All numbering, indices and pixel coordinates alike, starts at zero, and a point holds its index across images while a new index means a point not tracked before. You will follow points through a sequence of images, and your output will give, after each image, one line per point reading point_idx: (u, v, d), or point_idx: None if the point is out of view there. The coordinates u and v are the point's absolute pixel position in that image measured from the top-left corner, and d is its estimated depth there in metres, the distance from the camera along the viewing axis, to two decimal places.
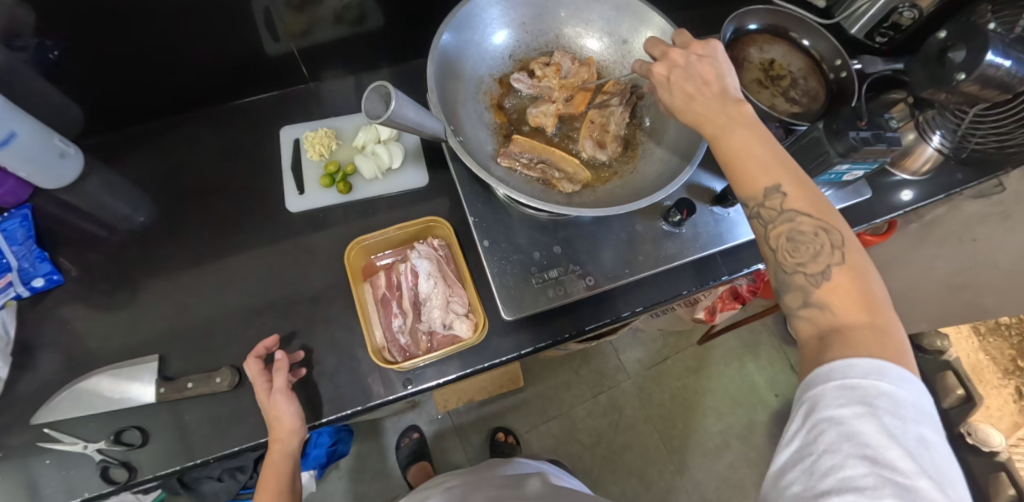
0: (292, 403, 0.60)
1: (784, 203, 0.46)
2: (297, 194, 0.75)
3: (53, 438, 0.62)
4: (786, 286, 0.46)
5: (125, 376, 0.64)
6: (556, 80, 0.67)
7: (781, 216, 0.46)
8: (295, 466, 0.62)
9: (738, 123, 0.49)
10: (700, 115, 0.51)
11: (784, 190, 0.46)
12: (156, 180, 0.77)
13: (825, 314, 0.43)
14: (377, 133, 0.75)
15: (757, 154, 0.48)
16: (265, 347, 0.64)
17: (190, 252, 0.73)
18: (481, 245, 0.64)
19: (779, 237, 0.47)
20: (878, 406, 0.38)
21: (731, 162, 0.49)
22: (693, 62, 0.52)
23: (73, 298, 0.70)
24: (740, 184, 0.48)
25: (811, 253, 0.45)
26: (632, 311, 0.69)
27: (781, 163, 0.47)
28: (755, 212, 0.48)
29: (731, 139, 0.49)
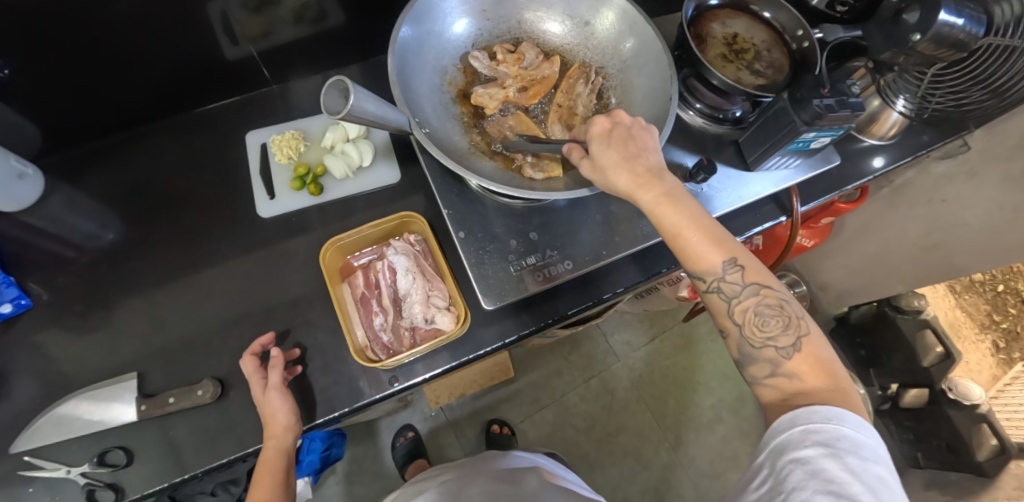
0: (286, 399, 0.59)
1: (744, 277, 0.49)
2: (268, 199, 0.74)
3: (35, 465, 0.61)
4: (754, 359, 0.49)
5: (104, 398, 0.63)
6: (514, 68, 0.66)
7: (744, 292, 0.49)
8: (290, 460, 0.62)
9: (675, 200, 0.49)
10: (636, 179, 0.50)
11: (740, 266, 0.49)
12: (121, 196, 0.75)
13: (794, 382, 0.47)
14: (345, 131, 0.74)
15: (701, 232, 0.49)
16: (261, 343, 0.64)
17: (163, 266, 0.72)
18: (457, 237, 0.64)
19: (744, 312, 0.49)
20: (840, 446, 0.41)
21: (676, 236, 0.50)
22: (634, 129, 0.52)
23: (45, 322, 0.68)
24: (698, 262, 0.49)
25: (779, 327, 0.48)
26: (614, 292, 0.69)
27: (721, 238, 0.49)
28: (713, 287, 0.50)
29: (669, 217, 0.49)
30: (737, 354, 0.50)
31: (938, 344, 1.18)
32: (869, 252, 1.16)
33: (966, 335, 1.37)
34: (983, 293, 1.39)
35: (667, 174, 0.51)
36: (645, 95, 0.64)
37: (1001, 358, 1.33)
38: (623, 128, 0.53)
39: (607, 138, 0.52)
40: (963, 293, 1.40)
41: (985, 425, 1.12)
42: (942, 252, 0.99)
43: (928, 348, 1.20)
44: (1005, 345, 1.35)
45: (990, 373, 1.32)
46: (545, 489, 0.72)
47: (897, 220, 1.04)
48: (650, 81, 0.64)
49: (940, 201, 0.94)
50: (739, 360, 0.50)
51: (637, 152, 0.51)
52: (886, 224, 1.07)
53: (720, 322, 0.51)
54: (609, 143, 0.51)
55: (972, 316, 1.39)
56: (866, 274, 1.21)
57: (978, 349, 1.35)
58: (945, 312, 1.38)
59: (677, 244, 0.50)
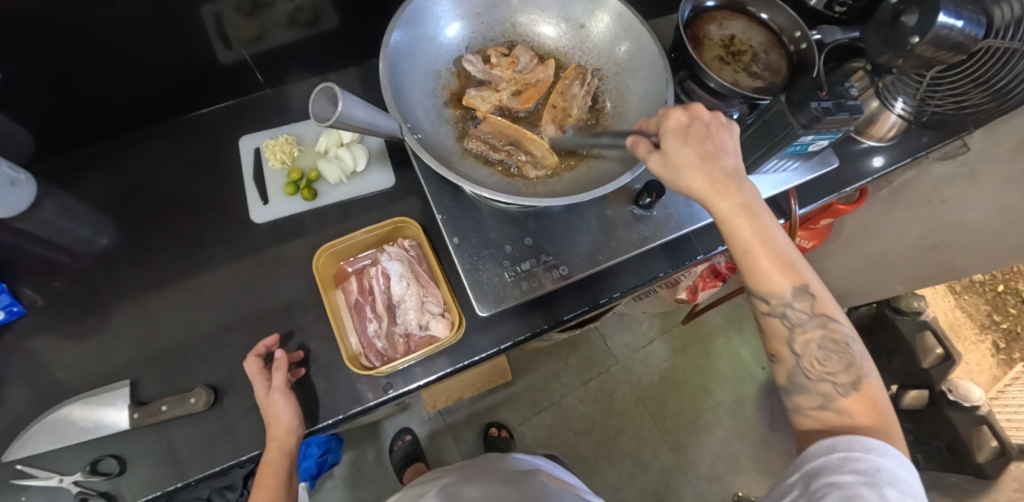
0: (289, 401, 0.59)
1: (811, 307, 0.50)
2: (262, 204, 0.73)
3: (28, 474, 0.60)
4: (804, 388, 0.50)
5: (98, 405, 0.62)
6: (508, 72, 0.66)
7: (809, 322, 0.50)
8: (293, 462, 0.61)
9: (755, 212, 0.50)
10: (714, 185, 0.50)
11: (810, 294, 0.50)
12: (115, 201, 0.75)
13: (842, 418, 0.48)
14: (339, 136, 0.74)
15: (771, 250, 0.50)
16: (265, 345, 0.63)
17: (157, 271, 0.71)
18: (451, 243, 0.63)
19: (806, 343, 0.50)
20: (880, 477, 0.42)
21: (748, 247, 0.50)
22: (713, 127, 0.51)
23: (38, 328, 0.68)
24: (766, 281, 0.50)
25: (839, 364, 0.49)
26: (611, 297, 0.69)
27: (793, 261, 0.50)
28: (776, 308, 0.51)
29: (745, 227, 0.49)
30: (785, 381, 0.52)
31: (938, 346, 1.17)
32: (868, 253, 1.15)
33: (965, 335, 1.36)
34: (982, 293, 1.38)
35: (747, 182, 0.50)
36: (641, 99, 0.64)
37: (1001, 358, 1.33)
38: (701, 124, 0.51)
39: (686, 136, 0.51)
40: (963, 293, 1.39)
41: (986, 427, 1.12)
42: (942, 253, 0.98)
43: (928, 349, 1.20)
44: (1005, 345, 1.34)
45: (990, 374, 1.31)
46: (545, 492, 0.72)
47: (897, 221, 1.04)
48: (645, 85, 0.64)
49: (940, 202, 0.93)
50: (784, 388, 0.52)
51: (717, 156, 0.50)
52: (886, 226, 1.06)
53: (775, 347, 0.52)
54: (687, 143, 0.51)
55: (972, 316, 1.38)
56: (865, 275, 1.20)
57: (978, 349, 1.34)
58: (945, 312, 1.37)
59: (747, 257, 0.50)
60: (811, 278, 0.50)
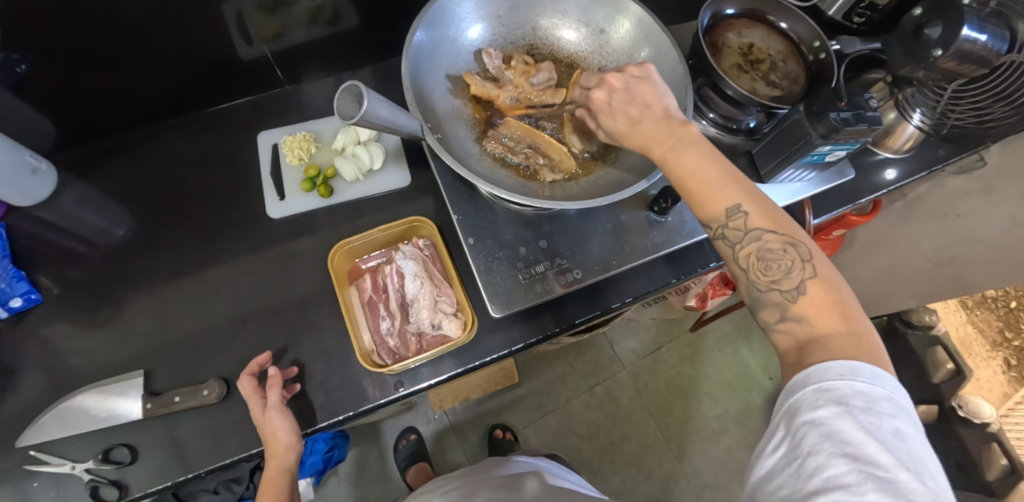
0: (287, 419, 0.59)
1: (749, 222, 0.46)
2: (278, 200, 0.73)
3: (41, 460, 0.61)
4: (762, 303, 0.46)
5: (110, 394, 0.62)
6: (519, 78, 0.65)
7: (749, 235, 0.47)
8: (292, 477, 0.62)
9: (683, 146, 0.50)
10: (645, 141, 0.52)
11: (747, 208, 0.47)
12: (133, 193, 0.76)
13: (803, 327, 0.44)
14: (357, 134, 0.72)
15: (706, 179, 0.48)
16: (257, 364, 0.63)
17: (172, 264, 0.72)
18: (466, 243, 0.63)
19: (749, 257, 0.47)
20: (855, 403, 0.38)
21: (685, 185, 0.49)
22: (631, 88, 0.54)
23: (53, 317, 0.69)
24: (699, 206, 0.49)
25: (784, 270, 0.45)
26: (622, 302, 0.68)
27: (735, 179, 0.48)
28: (718, 234, 0.48)
29: (680, 164, 0.50)
30: (747, 298, 0.49)
31: (949, 361, 1.17)
32: (882, 265, 1.14)
33: (976, 351, 1.35)
34: (995, 309, 1.37)
35: (674, 124, 0.51)
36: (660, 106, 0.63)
37: (1012, 376, 1.31)
38: (620, 91, 0.54)
39: (611, 110, 0.54)
40: (975, 309, 1.37)
41: (996, 444, 1.11)
42: (956, 267, 0.98)
43: (938, 364, 1.19)
44: (1016, 363, 1.33)
45: (1000, 390, 1.30)
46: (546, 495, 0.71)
47: (911, 234, 1.03)
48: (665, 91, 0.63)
49: (955, 216, 0.92)
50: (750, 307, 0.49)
51: (642, 111, 0.53)
52: (901, 238, 1.06)
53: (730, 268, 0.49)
54: (615, 113, 0.54)
55: (982, 332, 1.36)
56: (877, 288, 1.20)
57: (989, 366, 1.33)
58: (956, 327, 1.36)
59: (681, 193, 0.50)
60: (745, 194, 0.47)
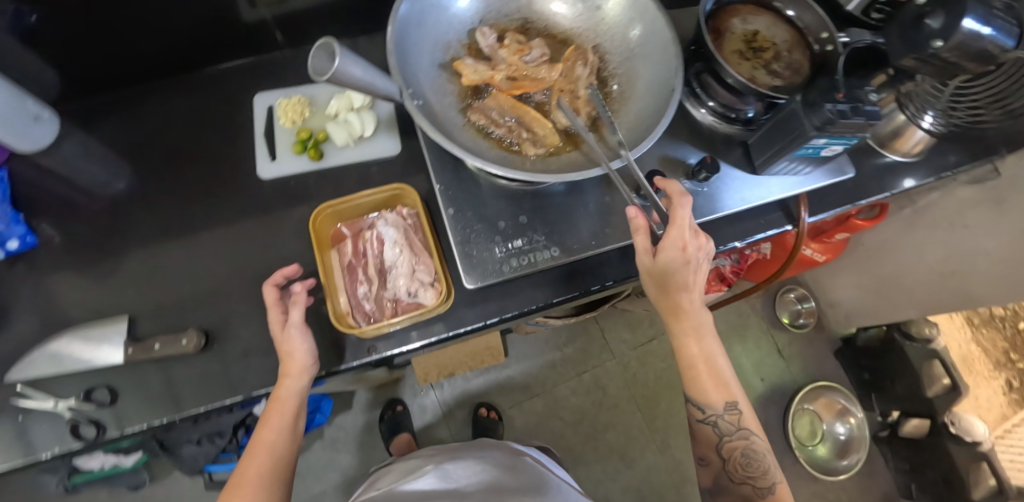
0: (305, 341, 0.58)
1: (738, 420, 0.61)
2: (269, 160, 0.72)
3: (28, 394, 0.63)
4: (731, 488, 0.62)
5: (95, 337, 0.64)
6: (511, 57, 0.63)
7: (735, 433, 0.61)
8: (300, 408, 0.60)
9: (707, 338, 0.60)
10: (676, 309, 0.59)
11: (741, 409, 0.61)
12: (131, 147, 0.77)
13: (754, 492, 0.60)
14: (350, 100, 0.73)
15: (711, 369, 0.60)
16: (284, 275, 0.63)
17: (163, 217, 0.74)
18: (446, 213, 0.63)
19: (732, 450, 0.62)
20: None
21: (694, 366, 0.61)
22: (693, 263, 0.58)
23: (47, 261, 0.71)
24: (702, 395, 0.61)
25: (759, 470, 0.60)
26: (603, 284, 0.68)
27: (734, 385, 0.61)
28: (711, 420, 0.61)
29: (700, 348, 0.60)
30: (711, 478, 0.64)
31: (947, 376, 1.13)
32: (887, 273, 1.11)
33: (978, 370, 1.31)
34: (1001, 329, 1.32)
35: (703, 312, 0.60)
36: (647, 88, 0.62)
37: (1013, 397, 1.28)
38: (683, 271, 0.57)
39: (664, 271, 0.57)
40: (979, 327, 1.32)
41: (985, 464, 1.07)
42: (959, 280, 0.95)
43: (935, 378, 1.15)
44: (1018, 385, 1.29)
45: (998, 411, 1.27)
46: (539, 478, 0.77)
47: (916, 242, 1.01)
48: (655, 72, 0.62)
49: (962, 226, 0.90)
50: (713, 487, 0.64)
51: (684, 289, 0.59)
52: (906, 246, 1.04)
53: (706, 450, 0.64)
54: (666, 278, 0.58)
55: (986, 352, 1.32)
56: (880, 295, 1.17)
57: (990, 386, 1.30)
58: (959, 345, 1.31)
59: (691, 372, 0.61)
60: (740, 395, 0.61)
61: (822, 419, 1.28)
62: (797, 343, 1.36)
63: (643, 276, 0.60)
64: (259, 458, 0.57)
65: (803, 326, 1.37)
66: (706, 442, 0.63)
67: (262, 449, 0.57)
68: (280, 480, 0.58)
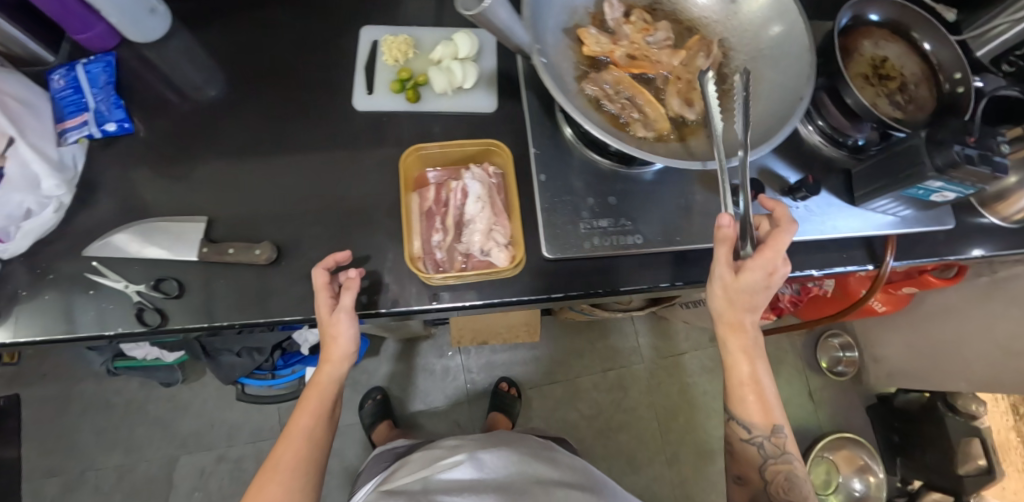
0: (352, 325, 0.59)
1: (782, 443, 0.60)
2: (366, 94, 0.72)
3: (100, 272, 0.65)
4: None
5: (174, 231, 0.66)
6: (636, 37, 0.62)
7: (778, 456, 0.61)
8: (337, 391, 0.65)
9: (761, 363, 0.59)
10: (734, 331, 0.58)
11: (785, 433, 0.60)
12: (232, 56, 0.78)
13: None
14: (456, 49, 0.72)
15: (759, 390, 0.60)
16: (336, 259, 0.61)
17: (249, 129, 0.74)
18: (537, 179, 0.62)
19: (775, 471, 0.61)
20: None
21: (744, 388, 0.60)
22: (765, 285, 0.56)
23: (135, 149, 0.73)
24: (751, 418, 0.60)
25: (802, 493, 0.60)
26: (673, 283, 0.64)
27: (779, 408, 0.60)
28: (756, 441, 0.61)
29: (752, 372, 0.59)
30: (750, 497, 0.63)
31: (983, 457, 1.10)
32: (947, 339, 1.06)
33: (1012, 459, 1.26)
34: None
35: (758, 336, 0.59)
36: (774, 90, 0.58)
37: None
38: (753, 290, 0.55)
39: (740, 289, 0.55)
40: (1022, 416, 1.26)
41: None
42: None
43: (970, 456, 1.12)
44: None
45: None
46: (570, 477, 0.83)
47: (987, 314, 0.96)
48: (783, 78, 0.58)
49: None
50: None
51: (751, 309, 0.57)
52: (975, 316, 0.98)
53: (745, 469, 0.63)
54: (739, 295, 0.55)
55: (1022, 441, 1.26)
56: (931, 359, 1.12)
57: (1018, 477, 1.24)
58: (997, 429, 1.26)
59: (739, 394, 0.60)
60: (785, 421, 0.60)
61: (839, 471, 1.23)
62: (831, 389, 1.32)
63: (712, 292, 0.57)
64: (294, 441, 0.63)
65: (842, 375, 1.32)
66: (751, 465, 0.62)
67: (297, 433, 0.63)
68: (313, 462, 0.64)
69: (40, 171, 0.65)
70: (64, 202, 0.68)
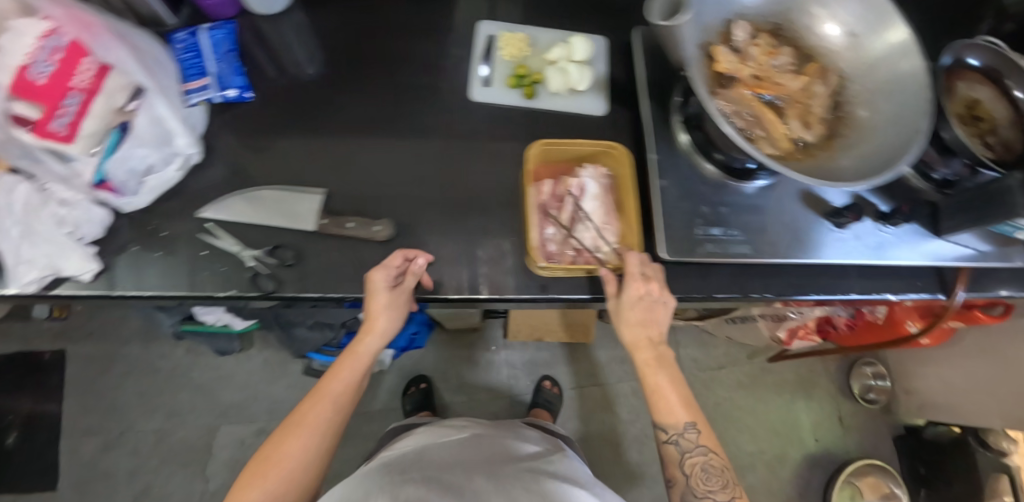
0: (406, 305, 0.62)
1: (698, 438, 0.63)
2: (483, 86, 0.75)
3: (215, 234, 0.67)
4: None
5: (290, 201, 0.68)
6: (761, 58, 0.65)
7: (695, 449, 0.63)
8: (365, 367, 0.65)
9: (662, 364, 0.64)
10: (639, 341, 0.63)
11: (698, 428, 0.63)
12: (342, 35, 0.79)
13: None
14: (573, 51, 0.75)
15: (675, 391, 0.64)
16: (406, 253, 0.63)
17: (359, 108, 0.75)
18: (657, 184, 0.66)
19: (693, 466, 0.63)
20: None
21: (657, 393, 0.64)
22: (658, 299, 0.62)
23: (246, 117, 0.73)
24: (670, 415, 0.63)
25: (718, 485, 0.62)
26: (763, 295, 0.71)
27: (689, 403, 0.64)
28: (672, 439, 0.64)
29: (658, 375, 0.64)
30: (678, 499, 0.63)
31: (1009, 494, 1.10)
32: (986, 376, 1.09)
33: None
34: None
35: (662, 344, 0.65)
36: (888, 122, 0.61)
37: None
38: (650, 299, 0.62)
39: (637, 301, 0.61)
40: None
41: None
42: None
43: (997, 492, 1.13)
44: None
45: None
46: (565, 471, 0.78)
47: None
48: (899, 110, 0.61)
49: None
50: None
51: (650, 322, 0.63)
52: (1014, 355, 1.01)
53: (672, 471, 0.64)
54: (636, 306, 0.61)
55: None
56: (965, 394, 1.16)
57: None
58: None
59: (658, 398, 0.64)
60: (696, 417, 0.64)
61: (864, 497, 1.26)
62: (858, 416, 1.35)
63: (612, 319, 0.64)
64: (325, 402, 0.61)
65: (873, 403, 1.34)
66: (671, 465, 0.64)
67: (326, 396, 0.62)
68: (335, 430, 0.62)
69: (176, 127, 0.66)
70: (196, 158, 0.70)
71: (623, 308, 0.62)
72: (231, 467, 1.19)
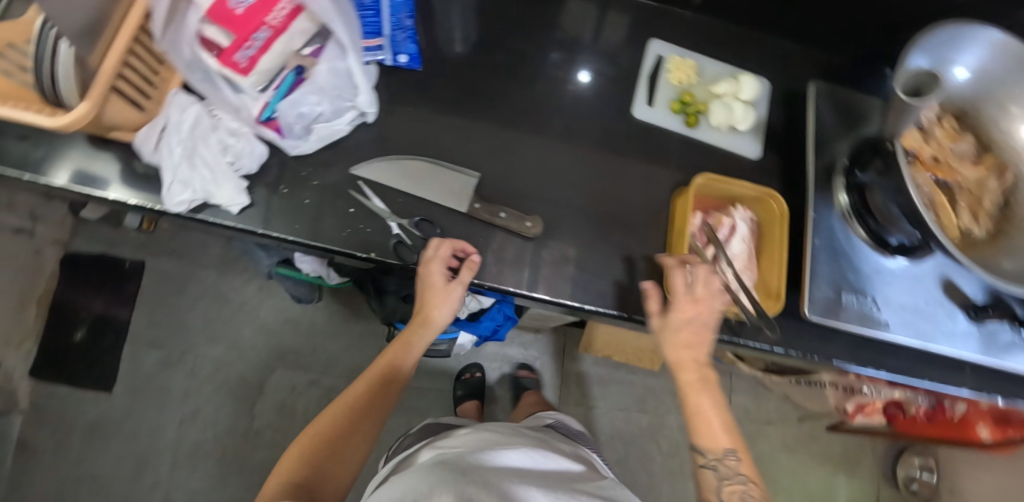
0: (454, 296, 0.64)
1: (739, 466, 0.59)
2: (646, 105, 0.76)
3: (364, 194, 0.67)
4: None
5: (444, 178, 0.69)
6: (947, 143, 0.65)
7: (734, 475, 0.59)
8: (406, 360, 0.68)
9: (708, 388, 0.62)
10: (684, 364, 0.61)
11: (740, 456, 0.60)
12: (514, 20, 0.77)
13: None
14: (741, 89, 0.76)
15: (721, 420, 0.61)
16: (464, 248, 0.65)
17: (520, 102, 0.75)
18: (813, 242, 0.66)
19: (731, 492, 0.58)
20: None
21: (699, 418, 0.61)
22: (700, 322, 0.61)
23: (407, 85, 0.73)
24: (711, 439, 0.60)
25: None
26: (878, 370, 0.70)
27: (734, 432, 0.61)
28: (709, 463, 0.60)
29: (702, 399, 0.61)
30: None
31: None
32: None
33: None
34: None
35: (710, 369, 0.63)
36: None
37: None
38: (696, 326, 0.61)
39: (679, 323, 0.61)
40: None
41: None
42: None
43: None
44: None
45: None
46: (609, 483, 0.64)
47: None
48: None
49: None
50: None
51: (695, 347, 0.61)
52: None
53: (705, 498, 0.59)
54: (681, 327, 0.61)
55: None
56: None
57: None
58: None
59: (699, 420, 0.61)
60: (735, 444, 0.60)
61: None
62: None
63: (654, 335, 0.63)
64: (359, 389, 0.63)
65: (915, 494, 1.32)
66: (705, 492, 0.59)
67: (361, 382, 0.64)
68: (369, 420, 0.62)
69: (363, 85, 0.65)
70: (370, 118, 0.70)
71: (668, 330, 0.62)
72: (280, 409, 1.22)
